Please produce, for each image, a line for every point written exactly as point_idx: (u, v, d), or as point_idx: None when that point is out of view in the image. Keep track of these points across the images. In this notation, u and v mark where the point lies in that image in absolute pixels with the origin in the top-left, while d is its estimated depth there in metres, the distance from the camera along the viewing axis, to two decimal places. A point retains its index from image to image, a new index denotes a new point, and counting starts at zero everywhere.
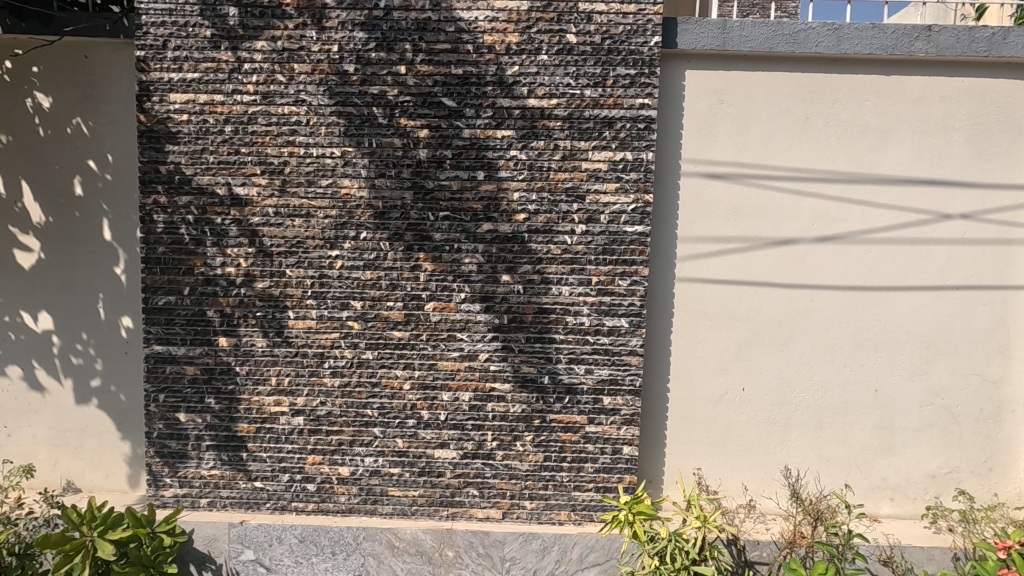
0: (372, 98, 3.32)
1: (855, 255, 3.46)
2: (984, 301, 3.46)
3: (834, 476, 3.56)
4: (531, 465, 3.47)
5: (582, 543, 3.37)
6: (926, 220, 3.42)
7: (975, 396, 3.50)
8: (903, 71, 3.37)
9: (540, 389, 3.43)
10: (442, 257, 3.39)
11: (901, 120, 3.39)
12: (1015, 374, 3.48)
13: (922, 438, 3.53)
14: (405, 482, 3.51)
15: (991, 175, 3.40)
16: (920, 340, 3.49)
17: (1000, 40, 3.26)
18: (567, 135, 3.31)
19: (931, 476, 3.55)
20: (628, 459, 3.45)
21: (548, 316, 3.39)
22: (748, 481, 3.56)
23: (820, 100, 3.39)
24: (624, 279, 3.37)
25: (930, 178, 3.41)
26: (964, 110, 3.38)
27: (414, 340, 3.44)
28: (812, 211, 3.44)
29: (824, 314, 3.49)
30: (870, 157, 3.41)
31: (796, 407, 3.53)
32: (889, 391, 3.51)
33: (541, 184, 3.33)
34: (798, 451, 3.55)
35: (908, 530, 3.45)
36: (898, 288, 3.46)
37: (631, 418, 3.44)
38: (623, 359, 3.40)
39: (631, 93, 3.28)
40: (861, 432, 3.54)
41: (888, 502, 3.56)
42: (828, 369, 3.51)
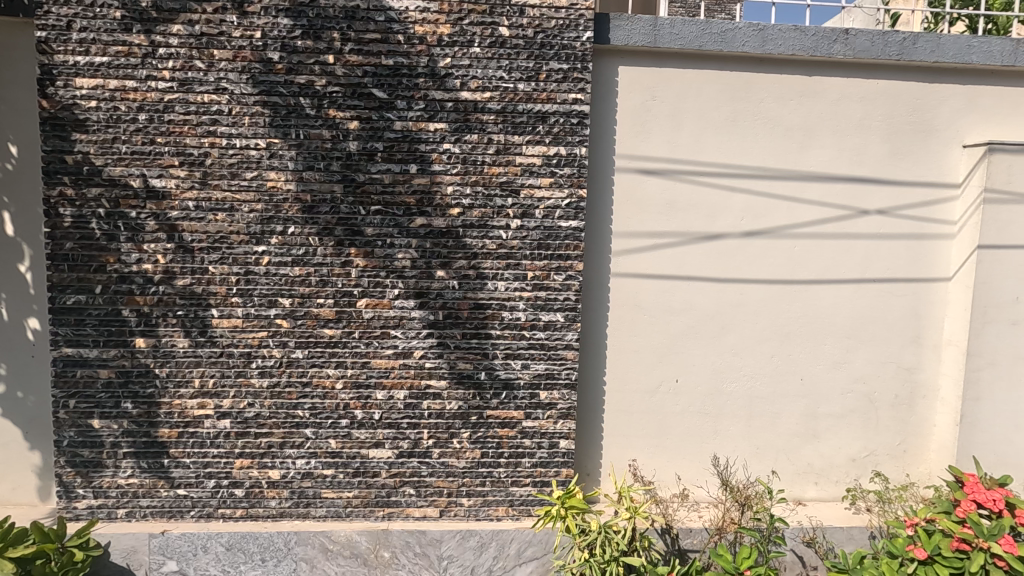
0: (299, 88, 3.20)
1: (781, 249, 3.58)
2: (898, 293, 3.64)
3: (762, 462, 3.69)
4: (468, 462, 3.44)
5: (519, 539, 3.37)
6: (845, 215, 3.58)
7: (891, 383, 3.69)
8: (823, 72, 3.50)
9: (476, 385, 3.40)
10: (374, 252, 3.31)
11: (822, 119, 3.52)
12: (926, 361, 3.69)
13: (843, 423, 3.70)
14: (339, 484, 3.42)
15: (904, 173, 3.58)
16: (841, 331, 3.65)
17: (910, 45, 3.43)
18: (501, 130, 3.29)
19: (852, 460, 3.73)
20: (565, 453, 3.46)
21: (483, 311, 3.37)
22: (682, 471, 3.65)
23: (747, 99, 3.49)
24: (559, 273, 3.37)
25: (849, 176, 3.56)
26: (880, 111, 3.54)
27: (346, 338, 3.35)
28: (741, 207, 3.54)
29: (753, 306, 3.60)
30: (794, 155, 3.53)
31: (727, 398, 3.64)
32: (813, 380, 3.66)
33: (475, 178, 3.30)
34: (729, 440, 3.66)
35: (830, 512, 3.61)
36: (821, 280, 3.61)
37: (567, 412, 3.45)
38: (560, 353, 3.41)
39: (564, 87, 3.29)
40: (788, 420, 3.68)
41: (813, 485, 3.72)
42: (757, 360, 3.63)
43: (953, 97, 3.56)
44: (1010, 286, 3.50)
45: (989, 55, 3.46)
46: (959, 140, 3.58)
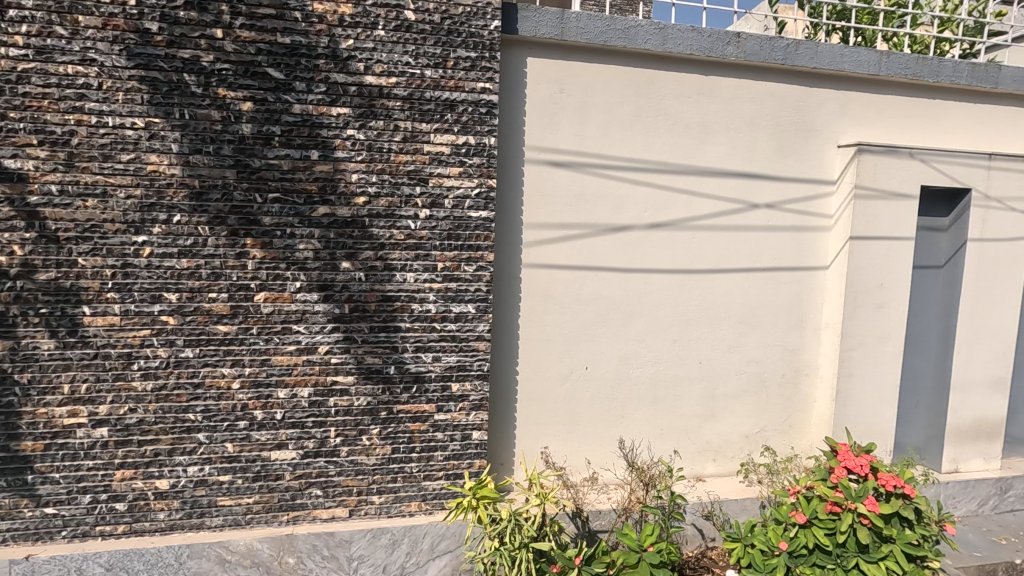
0: (182, 63, 2.93)
1: (681, 241, 3.76)
2: (784, 281, 3.95)
3: (666, 443, 3.88)
4: (379, 458, 3.34)
5: (433, 533, 3.33)
6: (738, 209, 3.82)
7: (779, 364, 4.00)
8: (718, 72, 3.70)
9: (385, 380, 3.30)
10: (272, 243, 3.12)
11: (717, 118, 3.73)
12: (808, 343, 4.03)
13: (737, 403, 3.97)
14: (237, 490, 3.21)
15: (788, 170, 3.87)
16: (735, 317, 3.90)
17: (793, 51, 3.70)
18: (408, 116, 3.19)
19: (745, 436, 4.01)
20: (478, 444, 3.45)
21: (392, 304, 3.27)
22: (592, 455, 3.77)
23: (649, 95, 3.62)
24: (470, 264, 3.34)
25: (741, 172, 3.80)
26: (768, 111, 3.80)
27: (243, 334, 3.14)
28: (645, 199, 3.68)
29: (656, 294, 3.76)
30: (692, 151, 3.72)
31: (634, 383, 3.78)
32: (711, 363, 3.89)
33: (381, 166, 3.19)
34: (636, 423, 3.81)
35: (726, 486, 3.87)
36: (718, 270, 3.83)
37: (480, 403, 3.43)
38: (471, 345, 3.38)
39: (473, 76, 3.25)
40: (688, 401, 3.89)
41: (711, 462, 3.97)
42: (660, 347, 3.80)
43: (829, 101, 3.89)
44: (876, 274, 3.89)
45: (858, 64, 3.80)
46: (834, 141, 3.92)
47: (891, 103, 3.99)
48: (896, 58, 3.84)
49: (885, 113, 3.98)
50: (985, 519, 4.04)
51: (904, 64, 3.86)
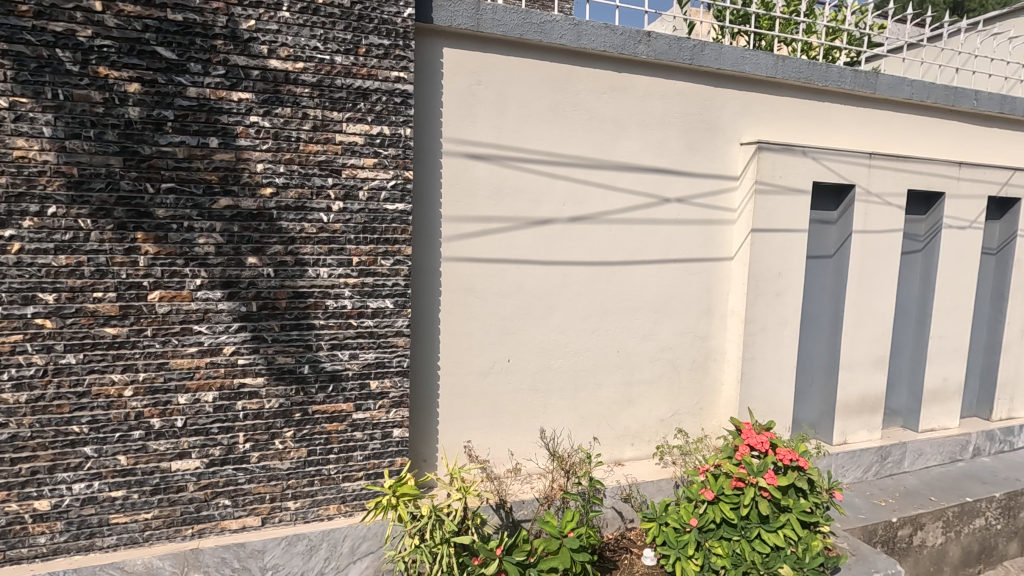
0: (54, 37, 2.63)
1: (598, 234, 3.86)
2: (694, 272, 4.16)
3: (586, 431, 3.99)
4: (293, 462, 3.19)
5: (352, 535, 3.23)
6: (651, 203, 3.97)
7: (690, 350, 4.22)
8: (630, 70, 3.81)
9: (299, 380, 3.16)
10: (168, 237, 2.89)
11: (630, 114, 3.85)
12: (715, 330, 4.28)
13: (653, 389, 4.15)
14: (133, 506, 2.96)
15: (696, 166, 4.07)
16: (649, 307, 4.06)
17: (699, 52, 3.87)
18: (317, 104, 3.04)
19: (660, 420, 4.20)
20: (399, 442, 3.37)
21: (304, 300, 3.13)
22: (515, 447, 3.80)
23: (565, 90, 3.67)
24: (387, 258, 3.25)
25: (654, 167, 3.95)
26: (677, 109, 3.97)
27: (135, 337, 2.89)
28: (563, 193, 3.74)
29: (575, 286, 3.84)
30: (608, 146, 3.82)
31: (554, 374, 3.85)
32: (628, 352, 4.03)
33: (289, 155, 3.02)
34: (557, 413, 3.89)
35: (643, 469, 4.04)
36: (633, 262, 3.97)
37: (400, 401, 3.35)
38: (390, 341, 3.30)
39: (386, 64, 3.15)
40: (607, 389, 4.01)
41: (630, 446, 4.13)
42: (580, 337, 3.89)
43: (732, 101, 4.12)
44: (775, 264, 4.17)
45: (758, 67, 4.04)
46: (737, 139, 4.16)
47: (786, 104, 4.28)
48: (790, 63, 4.12)
49: (782, 114, 4.28)
50: (868, 484, 4.48)
51: (797, 69, 4.16)
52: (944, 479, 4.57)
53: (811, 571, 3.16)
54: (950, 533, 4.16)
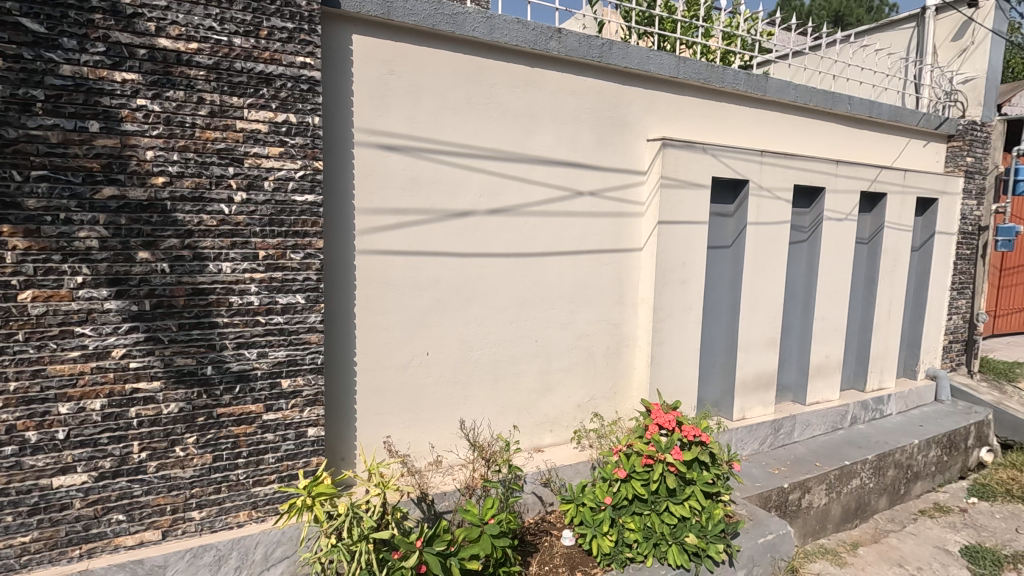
0: None
1: (515, 226, 3.92)
2: (606, 262, 4.34)
3: (506, 419, 4.06)
4: (196, 469, 3.00)
5: (265, 541, 3.10)
6: (565, 195, 4.09)
7: (604, 338, 4.41)
8: (543, 65, 3.89)
9: (201, 382, 2.97)
10: (41, 230, 2.61)
11: (543, 108, 3.93)
12: (627, 317, 4.50)
13: (570, 376, 4.29)
14: (6, 529, 2.67)
15: (607, 160, 4.24)
16: (565, 297, 4.19)
17: (608, 50, 4.03)
18: (213, 88, 2.86)
19: (577, 405, 4.36)
20: (314, 441, 3.26)
21: (205, 297, 2.93)
22: (435, 439, 3.80)
23: (479, 82, 3.69)
24: (296, 252, 3.12)
25: (567, 161, 4.07)
26: (587, 105, 4.11)
27: (3, 342, 2.60)
28: (479, 185, 3.76)
29: (493, 278, 3.88)
30: (522, 139, 3.88)
31: (474, 365, 3.88)
32: (545, 341, 4.14)
33: (183, 142, 2.82)
34: (478, 403, 3.93)
35: (561, 454, 4.19)
36: (548, 253, 4.07)
37: (315, 399, 3.24)
38: (302, 338, 3.18)
39: (290, 49, 3.01)
40: (526, 378, 4.10)
41: (549, 432, 4.25)
42: (499, 328, 3.94)
43: (639, 99, 4.32)
44: (680, 254, 4.44)
45: (661, 67, 4.27)
46: (643, 135, 4.37)
47: (687, 103, 4.55)
48: (690, 64, 4.39)
49: (684, 113, 4.54)
50: (764, 454, 4.90)
51: (696, 71, 4.44)
52: (827, 446, 5.09)
53: (713, 537, 3.39)
54: (832, 493, 4.64)
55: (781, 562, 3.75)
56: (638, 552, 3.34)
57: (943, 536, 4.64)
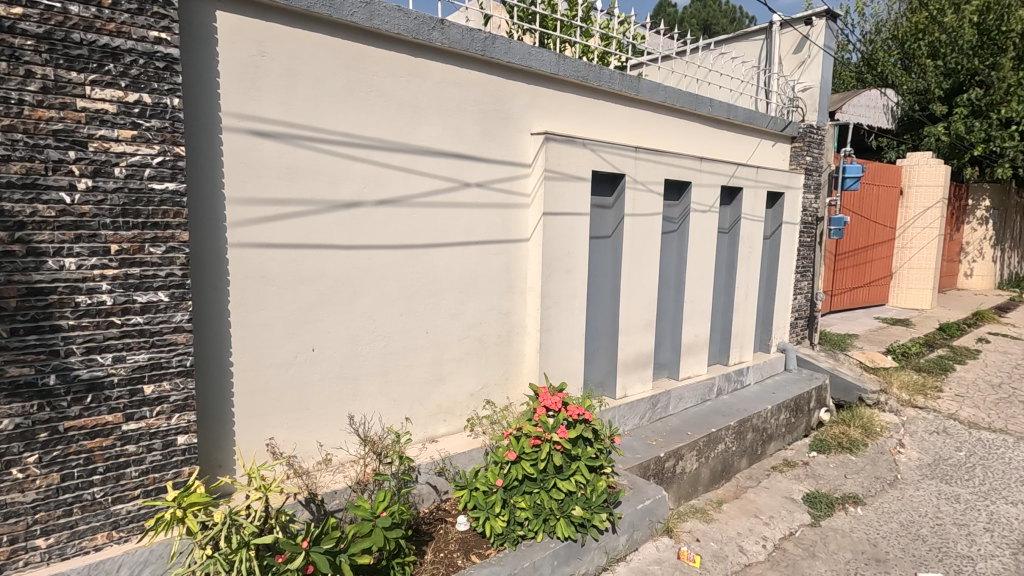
0: None
1: (402, 217, 3.88)
2: (495, 252, 4.43)
3: (399, 412, 4.03)
4: (40, 492, 2.66)
5: (129, 562, 2.86)
6: (452, 186, 4.11)
7: (494, 326, 4.51)
8: (426, 55, 3.88)
9: (42, 394, 2.63)
10: None
11: (428, 99, 3.92)
12: (516, 305, 4.64)
13: (462, 365, 4.35)
14: None
15: (493, 152, 4.32)
16: (455, 287, 4.23)
17: (490, 44, 4.11)
18: (45, 61, 2.52)
19: (470, 394, 4.44)
20: (185, 449, 3.02)
21: (44, 298, 2.60)
22: (323, 437, 3.68)
23: (360, 70, 3.59)
24: (156, 246, 2.86)
25: (453, 152, 4.10)
26: (472, 98, 4.16)
27: None
28: (363, 175, 3.67)
29: (381, 270, 3.82)
30: (407, 130, 3.84)
31: (363, 359, 3.80)
32: (436, 331, 4.16)
33: (9, 122, 2.47)
34: (368, 397, 3.86)
35: (455, 442, 4.25)
36: (437, 244, 4.08)
37: (184, 404, 3.00)
38: (166, 338, 2.92)
39: (140, 22, 2.73)
40: (418, 369, 4.10)
41: (443, 422, 4.29)
42: (388, 320, 3.89)
43: (522, 93, 4.45)
44: (564, 244, 4.65)
45: (542, 63, 4.44)
46: (527, 129, 4.52)
47: (568, 99, 4.77)
48: (569, 62, 4.61)
49: (564, 109, 4.75)
50: (644, 428, 5.31)
51: (574, 69, 4.67)
52: (698, 416, 5.62)
53: (597, 507, 3.63)
54: (702, 458, 5.15)
55: (657, 524, 4.13)
56: (529, 529, 3.50)
57: (791, 487, 5.33)
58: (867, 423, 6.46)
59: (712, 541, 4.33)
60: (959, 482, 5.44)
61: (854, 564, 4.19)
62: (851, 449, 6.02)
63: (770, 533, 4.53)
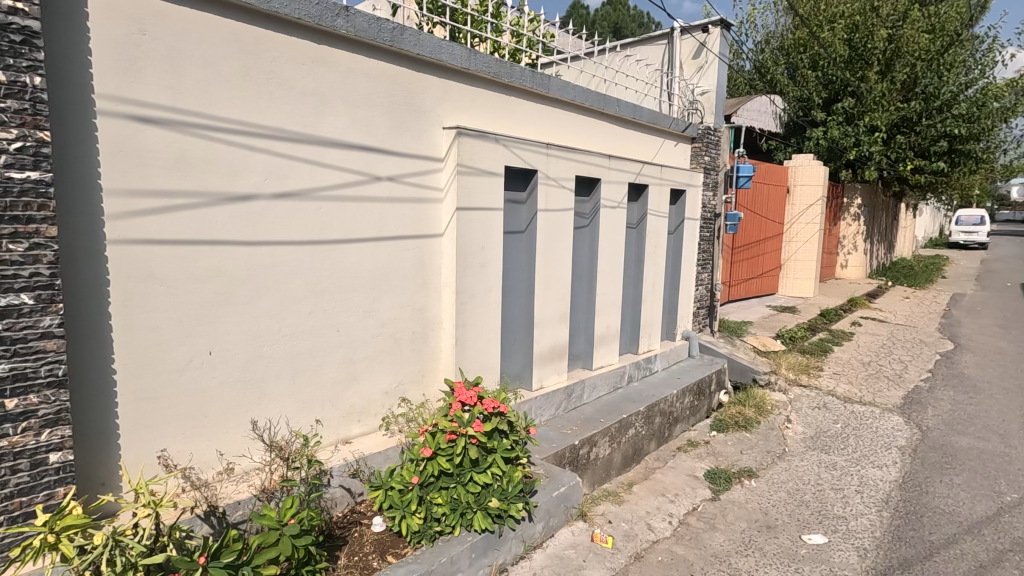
0: None
1: (308, 212, 3.71)
2: (408, 248, 4.36)
3: (308, 414, 3.87)
4: None
5: None
6: (362, 180, 4.00)
7: (408, 323, 4.44)
8: (330, 43, 3.73)
9: None
10: None
11: (333, 89, 3.78)
12: (431, 301, 4.60)
13: (375, 363, 4.25)
14: None
15: (404, 146, 4.24)
16: (367, 283, 4.12)
17: (399, 35, 4.02)
18: None
19: (385, 392, 4.35)
20: (59, 468, 2.72)
21: None
22: (224, 446, 3.46)
23: (257, 55, 3.39)
24: (17, 242, 2.54)
25: (362, 145, 3.98)
26: (381, 89, 4.05)
27: None
28: (263, 167, 3.47)
29: (285, 267, 3.64)
30: (311, 121, 3.68)
31: (268, 361, 3.61)
32: (348, 330, 4.03)
33: None
34: (274, 401, 3.67)
35: (369, 442, 4.16)
36: (347, 240, 3.95)
37: (57, 417, 2.69)
38: (31, 346, 2.60)
39: None
40: (328, 369, 3.95)
41: (356, 423, 4.18)
42: (295, 319, 3.72)
43: (433, 87, 4.40)
44: (478, 239, 4.66)
45: (453, 57, 4.42)
46: (439, 123, 4.48)
47: (480, 95, 4.78)
48: (480, 58, 4.62)
49: (476, 104, 4.76)
50: (559, 418, 5.46)
51: (486, 64, 4.69)
52: (609, 404, 5.86)
53: (513, 497, 3.69)
54: (614, 443, 5.38)
55: (572, 509, 4.27)
56: (446, 524, 3.49)
57: (694, 465, 5.71)
58: (760, 403, 7.04)
59: (623, 521, 4.55)
60: (836, 451, 6.08)
61: (748, 531, 4.57)
62: (746, 427, 6.55)
63: (676, 510, 4.82)
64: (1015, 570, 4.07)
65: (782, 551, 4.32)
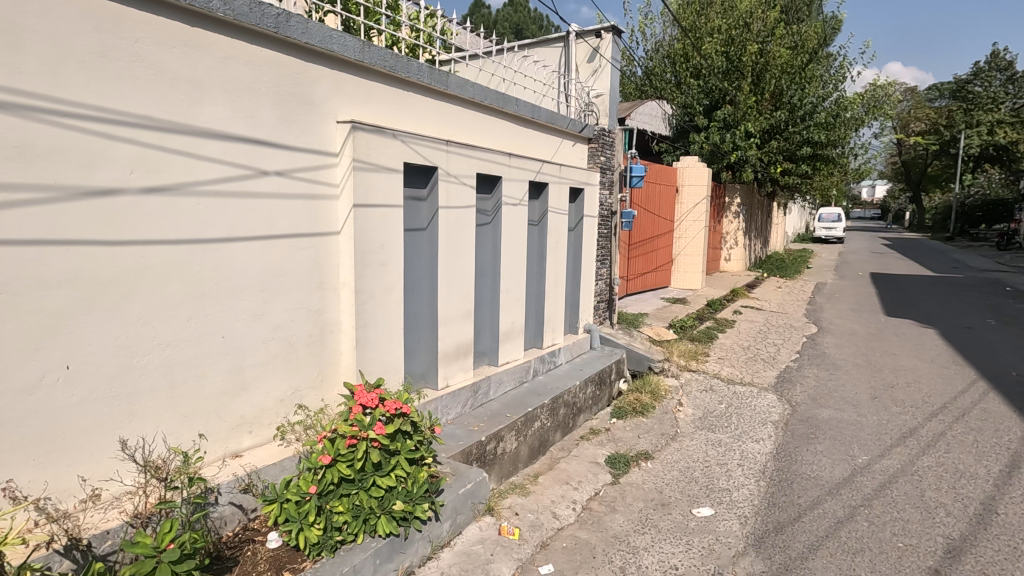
0: None
1: (184, 208, 3.40)
2: (302, 246, 4.15)
3: (191, 428, 3.58)
4: None
5: None
6: (247, 175, 3.73)
7: (303, 325, 4.22)
8: (206, 25, 3.44)
9: None
10: None
11: (211, 76, 3.49)
12: (328, 302, 4.40)
13: (268, 369, 4.00)
14: None
15: (294, 139, 4.02)
16: (256, 285, 3.86)
17: (284, 21, 3.80)
18: None
19: (279, 400, 4.11)
20: None
21: None
22: (88, 470, 3.10)
23: (118, 34, 3.05)
24: None
25: (246, 137, 3.71)
26: (266, 78, 3.81)
27: None
28: (128, 158, 3.13)
29: (159, 268, 3.31)
30: (185, 109, 3.37)
31: (141, 372, 3.28)
32: (235, 336, 3.76)
33: None
34: (149, 416, 3.34)
35: (263, 454, 3.92)
36: (231, 239, 3.67)
37: None
38: None
39: None
40: (214, 378, 3.66)
41: (247, 435, 3.91)
42: (171, 326, 3.40)
43: (325, 78, 4.22)
44: (376, 237, 4.53)
45: (345, 48, 4.26)
46: (332, 116, 4.29)
47: (376, 88, 4.65)
48: (375, 51, 4.51)
49: (372, 97, 4.63)
50: (466, 415, 5.46)
51: (381, 58, 4.58)
52: (515, 398, 5.96)
53: (419, 498, 3.65)
54: (520, 437, 5.47)
55: (478, 505, 4.30)
56: (348, 533, 3.37)
57: (596, 452, 5.96)
58: (655, 389, 7.50)
59: (529, 512, 4.64)
60: (721, 429, 6.63)
61: (645, 510, 4.85)
62: (643, 412, 6.95)
63: (579, 496, 5.01)
64: (865, 522, 4.66)
65: (675, 526, 4.64)
